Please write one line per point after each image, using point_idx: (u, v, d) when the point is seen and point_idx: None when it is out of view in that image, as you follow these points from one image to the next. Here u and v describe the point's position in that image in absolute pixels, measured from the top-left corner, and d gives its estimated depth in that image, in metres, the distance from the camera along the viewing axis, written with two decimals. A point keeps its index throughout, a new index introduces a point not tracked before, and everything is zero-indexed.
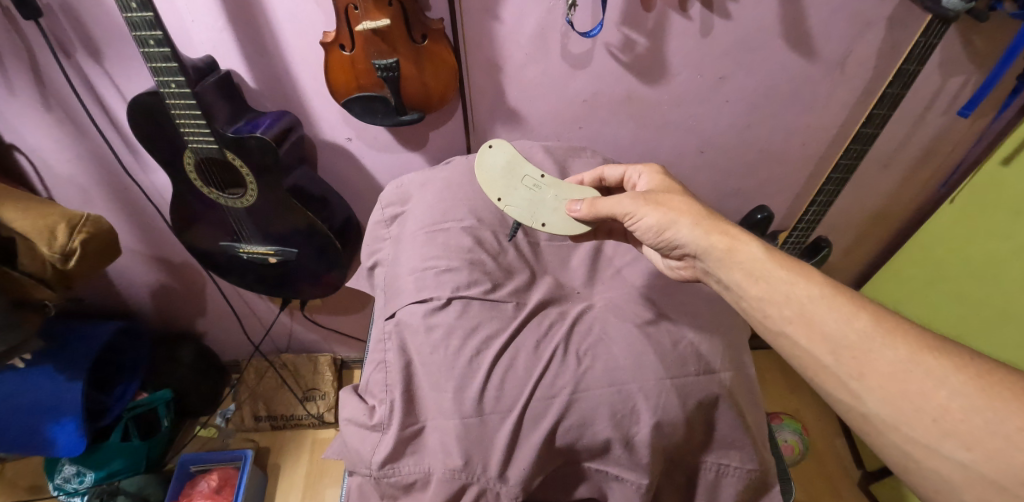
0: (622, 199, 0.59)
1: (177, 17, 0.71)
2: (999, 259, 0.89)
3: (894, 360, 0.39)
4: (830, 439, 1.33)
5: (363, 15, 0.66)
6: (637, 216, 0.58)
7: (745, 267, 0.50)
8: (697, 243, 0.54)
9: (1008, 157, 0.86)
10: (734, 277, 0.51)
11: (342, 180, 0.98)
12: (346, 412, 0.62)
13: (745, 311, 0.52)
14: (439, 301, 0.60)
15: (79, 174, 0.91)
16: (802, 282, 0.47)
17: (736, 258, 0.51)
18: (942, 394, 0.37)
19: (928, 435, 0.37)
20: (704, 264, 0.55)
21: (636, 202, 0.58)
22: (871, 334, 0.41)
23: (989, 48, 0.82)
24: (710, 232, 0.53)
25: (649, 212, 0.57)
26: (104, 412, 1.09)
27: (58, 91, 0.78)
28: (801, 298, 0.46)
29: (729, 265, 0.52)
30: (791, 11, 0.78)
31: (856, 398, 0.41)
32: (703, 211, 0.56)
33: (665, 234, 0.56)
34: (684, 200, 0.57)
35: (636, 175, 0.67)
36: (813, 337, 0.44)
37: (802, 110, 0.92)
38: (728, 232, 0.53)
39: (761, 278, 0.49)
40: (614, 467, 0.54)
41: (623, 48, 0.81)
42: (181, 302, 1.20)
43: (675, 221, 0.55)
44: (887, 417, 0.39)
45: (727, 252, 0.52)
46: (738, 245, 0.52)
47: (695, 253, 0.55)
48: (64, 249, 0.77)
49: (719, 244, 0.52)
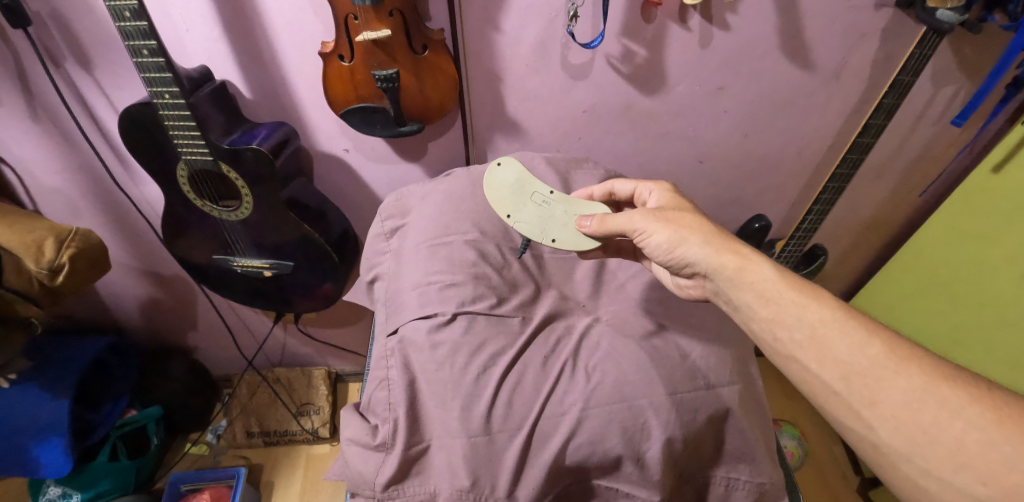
0: (633, 215, 0.59)
1: (172, 27, 0.70)
2: (991, 267, 0.90)
3: (907, 388, 0.39)
4: (828, 446, 1.33)
5: (363, 25, 0.65)
6: (647, 233, 0.58)
7: (756, 287, 0.50)
8: (707, 262, 0.54)
9: (998, 165, 0.87)
10: (744, 296, 0.51)
11: (339, 192, 0.97)
12: (348, 432, 0.59)
13: (753, 332, 0.51)
14: (444, 317, 0.59)
15: (67, 186, 0.88)
16: (814, 305, 0.47)
17: (746, 278, 0.51)
18: (957, 426, 0.36)
19: (942, 467, 0.36)
20: (713, 282, 0.54)
21: (646, 218, 0.58)
22: (884, 361, 0.41)
23: (981, 59, 0.83)
24: (720, 251, 0.53)
25: (658, 228, 0.57)
26: (91, 431, 1.04)
27: (46, 100, 0.76)
28: (812, 321, 0.46)
29: (739, 284, 0.51)
30: (788, 22, 0.78)
31: (867, 427, 0.40)
32: (712, 229, 0.56)
33: (676, 252, 0.56)
34: (694, 218, 0.57)
35: (647, 193, 0.67)
36: (824, 361, 0.44)
37: (798, 121, 0.93)
38: (737, 251, 0.53)
39: (772, 299, 0.49)
40: (624, 484, 0.53)
41: (624, 60, 0.81)
42: (172, 316, 1.17)
43: (685, 239, 0.55)
44: (900, 448, 0.38)
45: (737, 271, 0.52)
46: (749, 266, 0.51)
47: (705, 271, 0.54)
48: (52, 264, 0.75)
49: (730, 264, 0.52)
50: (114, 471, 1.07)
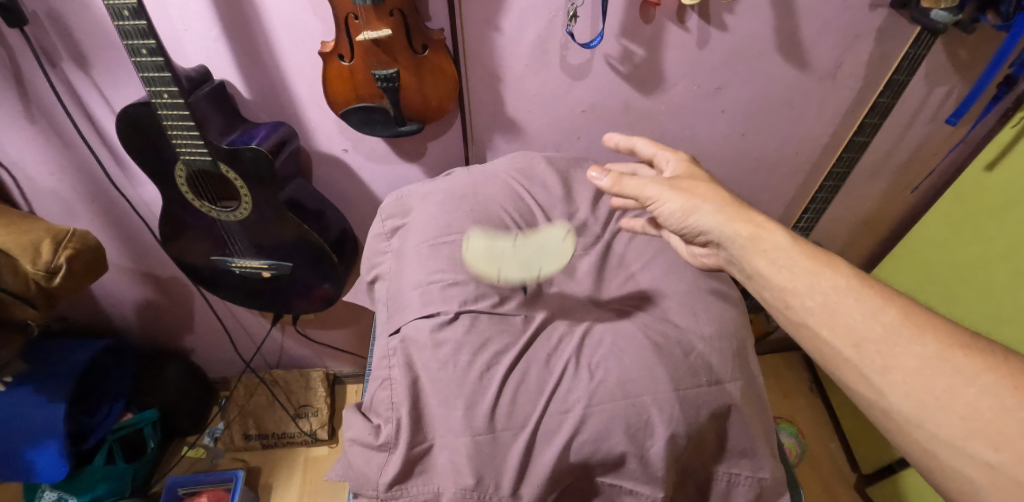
0: (647, 182, 0.57)
1: (171, 26, 0.69)
2: (985, 263, 0.91)
3: (921, 355, 0.40)
4: (825, 443, 1.34)
5: (363, 25, 0.65)
6: (660, 202, 0.56)
7: (770, 255, 0.50)
8: (720, 230, 0.53)
9: (991, 163, 0.88)
10: (757, 264, 0.51)
11: (338, 192, 0.97)
12: (351, 431, 0.59)
13: (766, 302, 0.51)
14: (447, 315, 0.59)
15: (64, 188, 0.88)
16: (829, 274, 0.47)
17: (761, 246, 0.51)
18: (971, 391, 0.37)
19: (954, 433, 0.37)
20: (727, 252, 0.54)
21: (661, 186, 0.56)
22: (898, 328, 0.42)
23: (973, 58, 0.84)
24: (735, 219, 0.53)
25: (673, 197, 0.55)
26: (87, 433, 1.04)
27: (42, 100, 0.75)
28: (826, 289, 0.46)
29: (753, 252, 0.51)
30: (785, 22, 0.79)
31: (877, 393, 0.41)
32: (728, 200, 0.55)
33: (689, 220, 0.55)
34: (708, 188, 0.57)
35: (665, 161, 0.65)
36: (836, 329, 0.44)
37: (794, 120, 0.94)
38: (751, 220, 0.53)
39: (786, 266, 0.49)
40: (628, 481, 0.53)
41: (623, 60, 0.81)
42: (168, 319, 1.16)
43: (700, 207, 0.55)
44: (911, 414, 0.39)
45: (751, 240, 0.52)
46: (762, 234, 0.51)
47: (718, 240, 0.54)
48: (49, 266, 0.74)
49: (744, 232, 0.52)
50: (110, 476, 1.05)
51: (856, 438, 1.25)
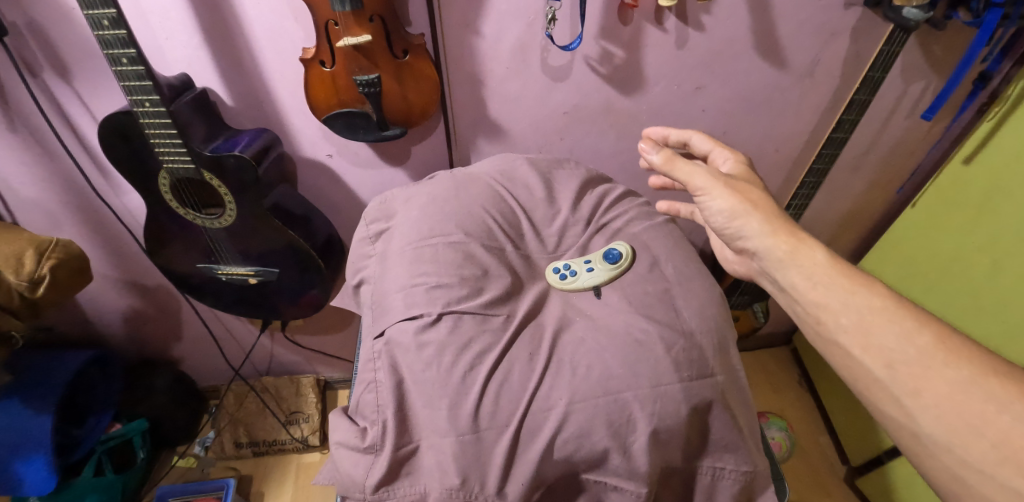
0: (700, 173, 0.59)
1: (151, 35, 0.70)
2: (965, 255, 0.92)
3: (953, 379, 0.41)
4: (815, 437, 1.36)
5: (343, 31, 0.66)
6: (709, 196, 0.58)
7: (805, 269, 0.52)
8: (760, 241, 0.55)
9: (969, 157, 0.90)
10: (789, 275, 0.53)
11: (324, 198, 0.97)
12: (337, 435, 0.60)
13: (797, 314, 0.54)
14: (430, 317, 0.59)
15: (48, 198, 0.87)
16: (864, 294, 0.48)
17: (797, 259, 0.53)
18: (1004, 420, 0.38)
19: (984, 461, 0.37)
20: (762, 262, 0.56)
21: (713, 181, 0.58)
22: (931, 352, 0.43)
23: (945, 55, 0.86)
24: (776, 232, 0.55)
25: (723, 195, 0.58)
26: (75, 447, 1.03)
27: (23, 110, 0.75)
28: (858, 308, 0.48)
29: (787, 264, 0.53)
30: (761, 22, 0.80)
31: (907, 416, 0.42)
32: (775, 210, 0.57)
33: (733, 222, 0.58)
34: (759, 195, 0.58)
35: (721, 159, 0.67)
36: (867, 348, 0.46)
37: (774, 118, 0.95)
38: (793, 235, 0.54)
39: (821, 283, 0.50)
40: (612, 478, 0.53)
41: (603, 62, 0.83)
42: (155, 327, 1.16)
43: (746, 213, 0.56)
44: (939, 438, 0.40)
45: (788, 254, 0.54)
46: (801, 249, 0.53)
47: (756, 250, 0.56)
48: (32, 276, 0.74)
49: (783, 246, 0.54)
50: (98, 487, 1.05)
51: (845, 431, 1.27)
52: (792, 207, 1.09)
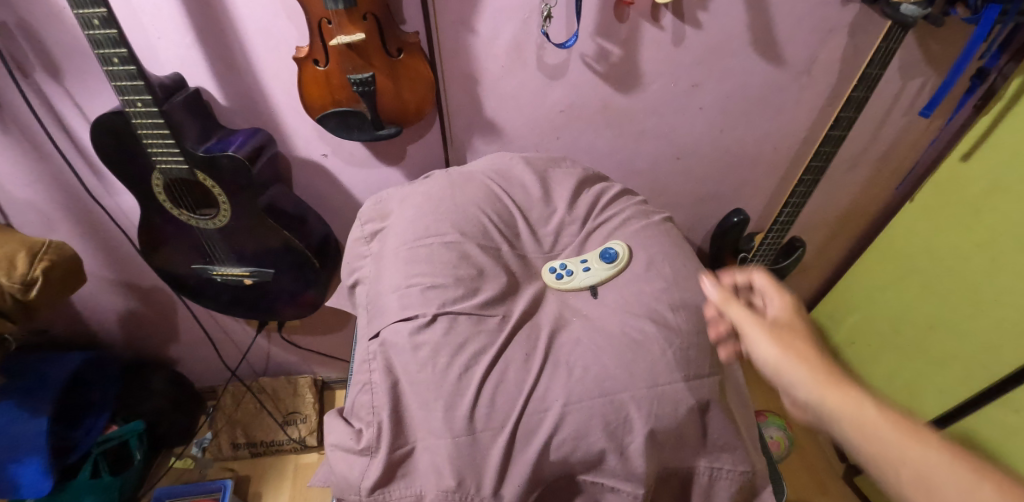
0: (746, 320, 0.52)
1: (143, 34, 0.69)
2: (963, 252, 0.92)
3: None
4: (814, 435, 1.36)
5: (336, 29, 0.65)
6: (756, 346, 0.50)
7: (856, 428, 0.41)
8: (809, 399, 0.45)
9: (967, 153, 0.89)
10: (843, 435, 0.42)
11: (319, 197, 0.96)
12: (332, 437, 0.59)
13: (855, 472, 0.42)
14: (425, 318, 0.59)
15: (42, 200, 0.87)
16: (919, 447, 0.38)
17: (848, 416, 0.42)
18: None
19: None
20: (814, 419, 0.45)
21: (759, 330, 0.50)
22: None
23: (943, 52, 0.86)
24: (824, 384, 0.44)
25: (768, 346, 0.49)
26: (71, 449, 1.02)
27: (16, 112, 0.75)
28: (914, 463, 0.38)
29: (838, 425, 0.42)
30: (758, 19, 0.80)
31: None
32: (828, 363, 0.46)
33: (782, 378, 0.48)
34: (814, 347, 0.48)
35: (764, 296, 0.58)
36: None
37: (772, 115, 0.95)
38: (843, 385, 0.44)
39: (876, 440, 0.40)
40: (609, 479, 0.53)
41: (599, 59, 0.82)
42: (151, 328, 1.15)
43: (793, 366, 0.46)
44: None
45: (838, 410, 0.42)
46: (851, 401, 0.42)
47: (807, 409, 0.45)
48: (25, 278, 0.73)
49: (832, 401, 0.43)
50: (97, 488, 1.04)
51: None
52: (789, 206, 1.04)
